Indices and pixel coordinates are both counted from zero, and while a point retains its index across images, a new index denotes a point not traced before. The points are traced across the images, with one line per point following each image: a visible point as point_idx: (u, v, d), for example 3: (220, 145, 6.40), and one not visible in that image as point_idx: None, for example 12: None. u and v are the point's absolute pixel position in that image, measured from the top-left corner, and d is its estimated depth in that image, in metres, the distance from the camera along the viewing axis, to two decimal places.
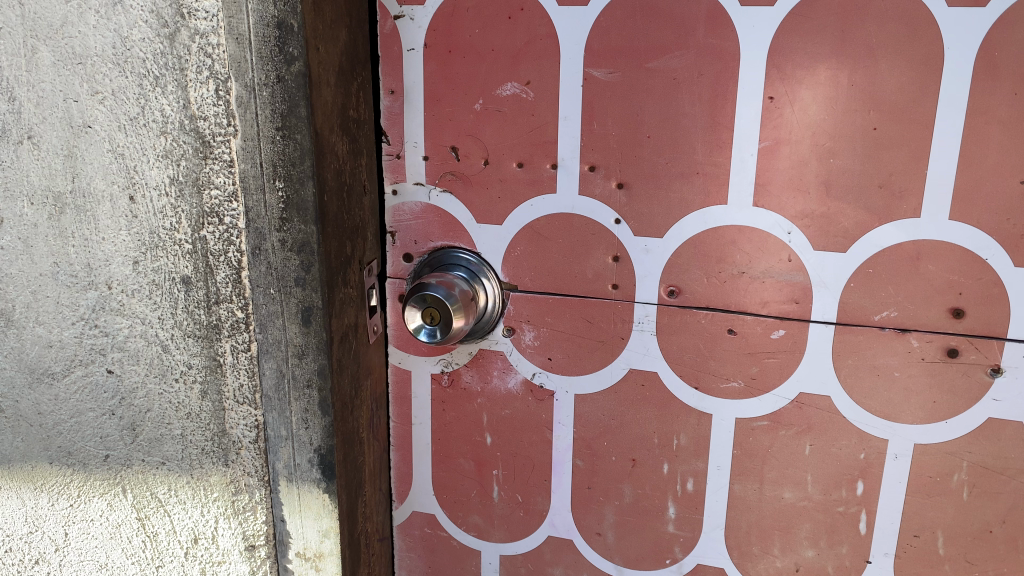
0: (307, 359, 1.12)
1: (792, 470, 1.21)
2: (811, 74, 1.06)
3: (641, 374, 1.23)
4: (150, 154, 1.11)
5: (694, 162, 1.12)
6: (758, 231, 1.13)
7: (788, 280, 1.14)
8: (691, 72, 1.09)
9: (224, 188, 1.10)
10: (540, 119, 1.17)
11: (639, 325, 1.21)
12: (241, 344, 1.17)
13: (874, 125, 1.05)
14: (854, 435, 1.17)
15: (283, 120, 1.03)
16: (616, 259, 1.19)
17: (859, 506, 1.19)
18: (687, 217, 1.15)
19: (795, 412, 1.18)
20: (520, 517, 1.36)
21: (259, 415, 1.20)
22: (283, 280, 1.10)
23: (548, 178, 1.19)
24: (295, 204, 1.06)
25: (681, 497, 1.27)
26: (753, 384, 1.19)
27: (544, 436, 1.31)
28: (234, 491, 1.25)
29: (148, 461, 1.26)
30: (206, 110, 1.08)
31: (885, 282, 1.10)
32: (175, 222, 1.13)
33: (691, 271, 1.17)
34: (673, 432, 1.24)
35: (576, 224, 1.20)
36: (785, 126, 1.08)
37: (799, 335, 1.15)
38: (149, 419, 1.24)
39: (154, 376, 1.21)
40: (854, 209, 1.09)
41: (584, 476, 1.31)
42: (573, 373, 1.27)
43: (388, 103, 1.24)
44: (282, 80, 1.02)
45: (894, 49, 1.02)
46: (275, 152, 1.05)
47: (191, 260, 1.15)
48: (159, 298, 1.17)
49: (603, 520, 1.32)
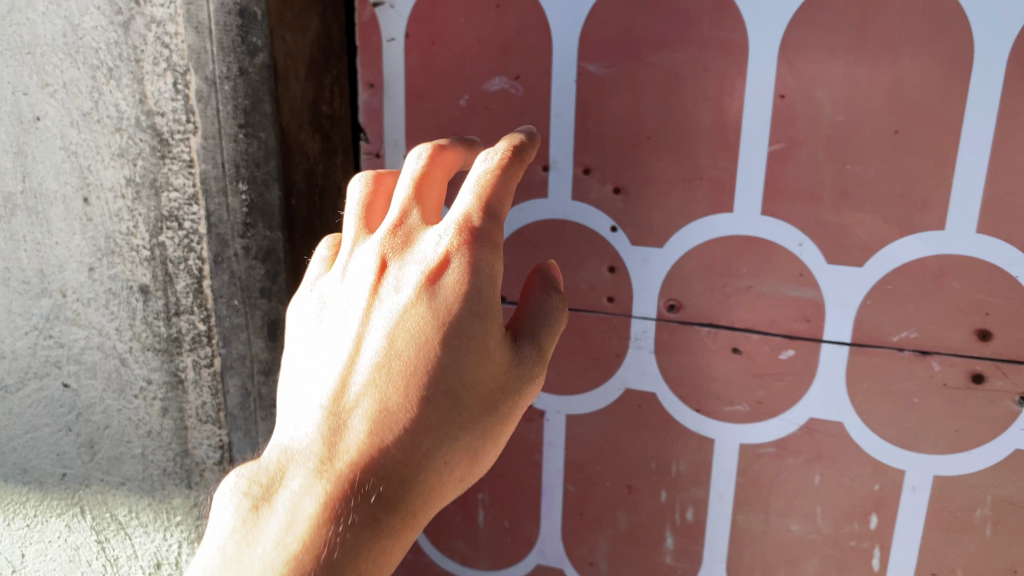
0: (274, 376, 1.05)
1: (800, 501, 1.11)
2: (825, 72, 0.96)
3: (638, 395, 1.14)
4: (105, 151, 1.02)
5: (697, 166, 1.03)
6: (767, 242, 1.03)
7: (798, 296, 1.04)
8: (695, 67, 1.00)
9: (183, 190, 1.00)
10: (530, 116, 1.07)
11: (635, 342, 1.12)
12: (203, 358, 1.07)
13: (895, 128, 0.95)
14: (868, 464, 1.07)
15: (246, 116, 0.95)
16: (611, 270, 1.10)
17: (871, 541, 1.10)
18: (688, 226, 1.05)
19: (804, 438, 1.09)
20: (507, 544, 1.27)
21: (225, 435, 1.11)
22: (246, 291, 1.02)
23: (538, 180, 1.10)
24: (259, 208, 0.98)
25: (679, 527, 1.18)
26: (759, 408, 1.09)
27: (534, 459, 1.22)
28: (197, 516, 1.16)
29: (108, 481, 1.17)
30: (163, 105, 0.98)
31: (903, 300, 1.00)
32: (132, 226, 1.04)
33: (692, 285, 1.07)
34: (671, 457, 1.15)
35: (568, 231, 1.10)
36: (796, 127, 0.98)
37: (810, 356, 1.05)
38: (108, 437, 1.15)
39: (112, 392, 1.12)
40: (872, 220, 0.99)
41: (576, 502, 1.22)
42: (564, 393, 1.17)
43: (366, 98, 1.14)
44: (245, 73, 0.93)
45: (918, 44, 0.92)
46: (237, 151, 0.96)
47: (149, 268, 1.05)
48: (116, 307, 1.08)
49: (595, 549, 1.23)
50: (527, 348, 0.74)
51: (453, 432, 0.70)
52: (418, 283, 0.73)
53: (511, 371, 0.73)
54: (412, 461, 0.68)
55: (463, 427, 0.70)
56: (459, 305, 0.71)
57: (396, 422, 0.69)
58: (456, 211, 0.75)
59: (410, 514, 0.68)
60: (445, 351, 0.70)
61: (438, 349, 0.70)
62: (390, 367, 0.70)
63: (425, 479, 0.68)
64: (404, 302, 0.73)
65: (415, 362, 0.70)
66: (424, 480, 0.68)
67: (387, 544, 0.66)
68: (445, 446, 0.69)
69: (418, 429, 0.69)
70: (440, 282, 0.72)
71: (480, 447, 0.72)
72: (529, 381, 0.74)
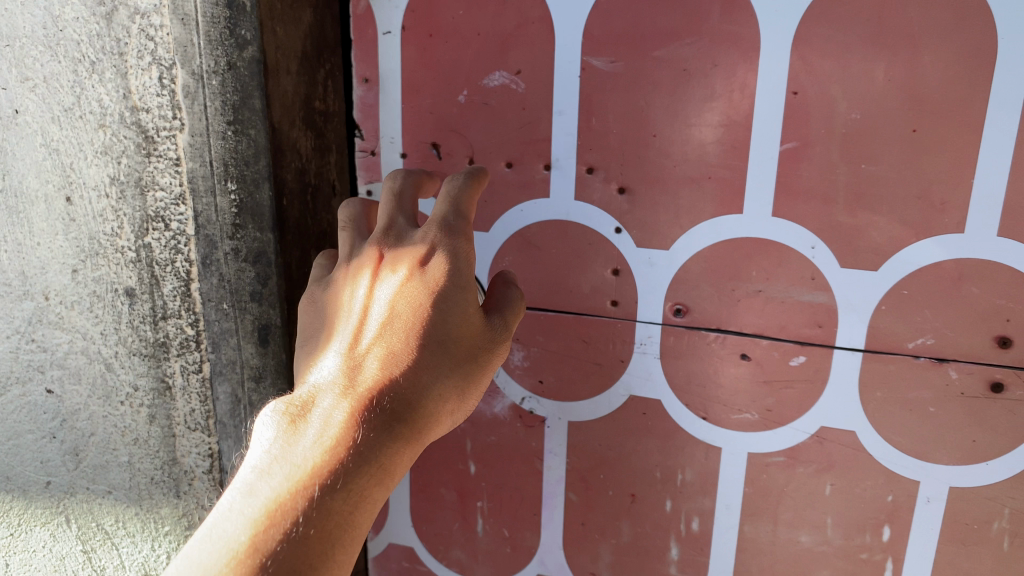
0: (265, 382, 1.02)
1: (810, 512, 1.08)
2: (841, 67, 0.92)
3: (642, 402, 1.10)
4: (88, 149, 0.98)
5: (705, 165, 0.99)
6: (777, 245, 0.99)
7: (810, 301, 1.00)
8: (704, 62, 0.96)
9: (170, 190, 0.96)
10: (532, 113, 1.03)
11: (640, 347, 1.08)
12: (191, 364, 1.03)
13: (913, 127, 0.91)
14: (880, 475, 1.03)
15: (235, 112, 0.90)
16: (615, 272, 1.06)
17: (883, 553, 1.06)
18: (696, 227, 1.01)
19: (814, 447, 1.05)
20: (507, 553, 1.23)
21: (214, 443, 1.07)
22: (236, 295, 0.98)
23: (540, 180, 1.06)
24: (249, 209, 0.94)
25: (684, 537, 1.14)
26: (768, 416, 1.06)
27: (534, 467, 1.18)
28: (187, 526, 1.12)
29: (93, 489, 1.13)
30: (148, 101, 0.93)
31: (920, 305, 0.96)
32: (117, 227, 1.00)
33: (700, 289, 1.03)
34: (677, 466, 1.11)
35: (571, 233, 1.06)
36: (810, 125, 0.94)
37: (822, 363, 1.02)
38: (93, 444, 1.11)
39: (98, 399, 1.08)
40: (888, 222, 0.95)
41: (578, 511, 1.18)
42: (565, 399, 1.13)
43: (361, 93, 1.10)
44: (233, 67, 0.89)
45: (939, 38, 0.88)
46: (225, 149, 0.92)
47: (134, 270, 1.01)
48: (101, 311, 1.04)
49: (597, 559, 1.19)
50: (496, 319, 0.79)
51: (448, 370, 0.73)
52: (409, 255, 0.78)
53: (488, 331, 0.77)
54: (414, 392, 0.71)
55: (457, 366, 0.74)
56: (447, 273, 0.76)
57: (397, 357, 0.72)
58: (437, 209, 0.79)
59: (410, 441, 0.69)
60: (436, 303, 0.74)
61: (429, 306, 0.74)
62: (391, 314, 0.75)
63: (424, 408, 0.71)
64: (394, 274, 0.77)
65: (409, 315, 0.74)
66: (423, 415, 0.71)
67: (392, 464, 0.68)
68: (443, 379, 0.73)
69: (417, 362, 0.72)
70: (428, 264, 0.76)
71: (470, 390, 0.75)
72: (505, 342, 0.79)
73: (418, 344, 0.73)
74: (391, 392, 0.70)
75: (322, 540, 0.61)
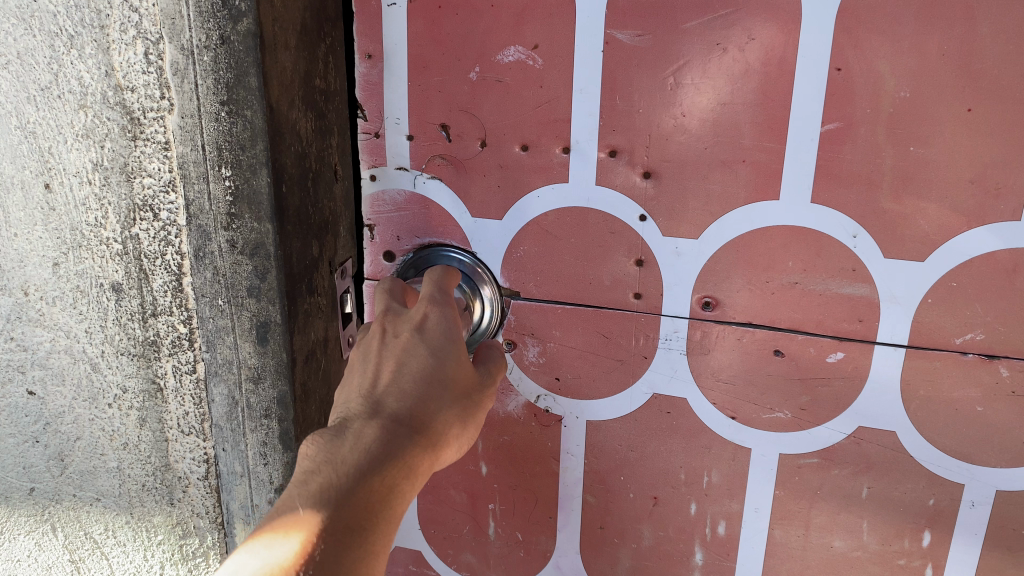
0: (264, 384, 0.93)
1: (845, 516, 1.01)
2: (890, 41, 0.84)
3: (667, 401, 1.03)
4: (67, 132, 0.89)
5: (739, 147, 0.91)
6: (816, 233, 0.92)
7: (850, 294, 0.93)
8: (739, 35, 0.88)
9: (158, 176, 0.88)
10: (550, 91, 0.95)
11: (665, 342, 1.01)
12: (184, 364, 0.96)
13: (968, 106, 0.84)
14: (922, 477, 0.97)
15: (228, 91, 0.81)
16: (639, 263, 0.99)
17: (923, 559, 1.00)
18: (727, 215, 0.94)
19: (851, 449, 0.99)
20: (520, 558, 1.17)
21: (209, 448, 1.00)
22: (233, 290, 0.90)
23: (558, 165, 0.98)
24: (245, 197, 0.85)
25: (709, 541, 1.08)
26: (801, 415, 0.99)
27: (550, 468, 1.11)
28: (181, 534, 1.07)
29: (81, 496, 1.07)
30: (133, 79, 0.85)
31: (969, 298, 0.90)
32: (101, 216, 0.92)
33: (730, 281, 0.96)
34: (703, 468, 1.05)
35: (591, 221, 0.99)
36: (854, 104, 0.87)
37: (861, 360, 0.95)
38: (79, 449, 1.04)
39: (84, 401, 1.01)
40: (936, 209, 0.88)
41: (596, 515, 1.11)
42: (584, 398, 1.07)
43: (364, 70, 1.01)
44: (226, 41, 0.80)
45: (1000, 9, 0.80)
46: (218, 132, 0.84)
47: (121, 263, 0.93)
48: (86, 307, 0.96)
49: (616, 563, 1.13)
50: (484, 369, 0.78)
51: (451, 408, 0.71)
52: (406, 323, 0.76)
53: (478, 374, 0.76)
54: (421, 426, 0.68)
55: (459, 406, 0.71)
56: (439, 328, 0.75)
57: (406, 395, 0.69)
58: (426, 288, 0.80)
59: (417, 473, 0.67)
60: (432, 350, 0.73)
61: (424, 353, 0.72)
62: (397, 363, 0.72)
63: (430, 444, 0.68)
64: (395, 339, 0.74)
65: (413, 365, 0.71)
66: (431, 446, 0.69)
67: (403, 492, 0.65)
68: (449, 417, 0.70)
69: (425, 401, 0.70)
70: (424, 325, 0.75)
71: (468, 429, 0.73)
72: (492, 390, 0.78)
73: (424, 385, 0.70)
74: (401, 427, 0.67)
75: (347, 546, 0.60)
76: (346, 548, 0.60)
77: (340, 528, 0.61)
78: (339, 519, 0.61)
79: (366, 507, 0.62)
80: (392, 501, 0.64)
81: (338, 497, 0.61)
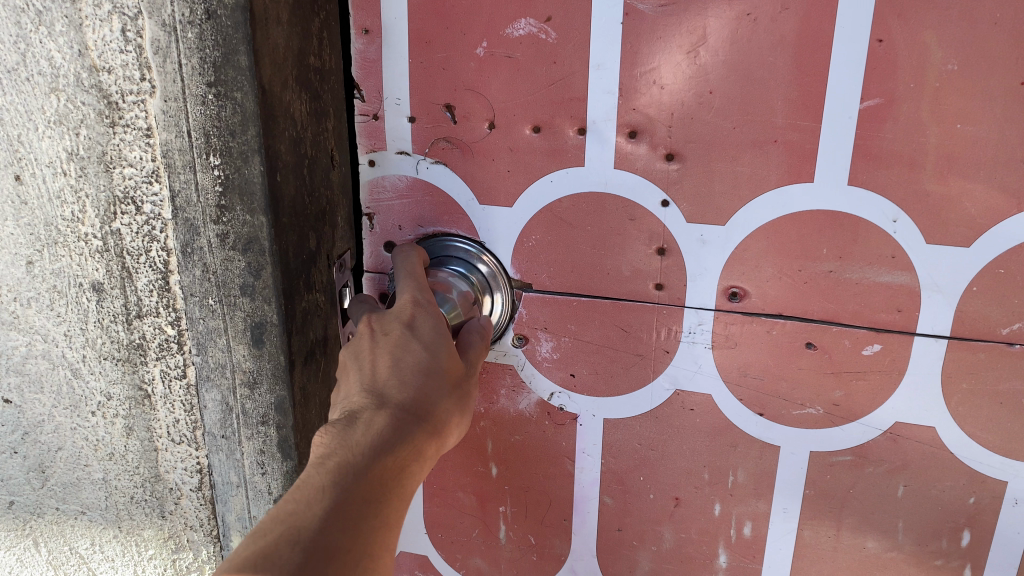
0: (259, 389, 0.86)
1: (879, 516, 0.96)
2: (937, 8, 0.77)
3: (690, 397, 0.97)
4: (38, 118, 0.81)
5: (770, 127, 0.85)
6: (853, 218, 0.86)
7: (888, 283, 0.87)
8: (772, 4, 0.81)
9: (140, 166, 0.81)
10: (564, 68, 0.88)
11: (689, 335, 0.95)
12: (173, 368, 0.89)
13: (1021, 79, 0.77)
14: (962, 475, 0.92)
15: (216, 72, 0.74)
16: (661, 252, 0.92)
17: (961, 559, 0.95)
18: (757, 199, 0.87)
19: (887, 446, 0.93)
20: (532, 561, 1.11)
21: (202, 457, 0.94)
22: (224, 288, 0.82)
23: (573, 147, 0.91)
24: (235, 187, 0.77)
25: (734, 543, 1.02)
26: (834, 411, 0.93)
27: (564, 468, 1.05)
28: (174, 548, 1.01)
29: (64, 510, 1.00)
30: (110, 59, 0.77)
31: (1017, 285, 0.84)
32: (78, 210, 0.84)
33: (759, 270, 0.90)
34: (728, 467, 0.99)
35: (609, 207, 0.92)
36: (896, 78, 0.80)
37: (899, 352, 0.89)
38: (61, 460, 0.97)
39: (65, 409, 0.94)
40: (984, 191, 0.82)
41: (614, 516, 1.06)
42: (601, 394, 1.00)
43: (360, 46, 0.93)
44: (213, 15, 0.72)
45: None
46: (205, 116, 0.76)
47: (101, 262, 0.86)
48: (64, 309, 0.89)
49: (635, 566, 1.08)
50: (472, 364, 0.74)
51: (451, 399, 0.67)
52: (394, 321, 0.72)
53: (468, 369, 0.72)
54: (428, 414, 0.64)
55: (458, 395, 0.67)
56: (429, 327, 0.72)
57: (407, 385, 0.65)
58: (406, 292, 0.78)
59: (426, 460, 0.62)
60: (426, 346, 0.69)
61: (419, 347, 0.69)
62: (394, 357, 0.67)
63: (437, 431, 0.64)
64: (386, 336, 0.70)
65: (410, 358, 0.67)
66: (438, 434, 0.64)
67: (414, 477, 0.61)
68: (451, 406, 0.66)
69: (428, 390, 0.65)
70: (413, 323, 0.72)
71: (466, 419, 0.69)
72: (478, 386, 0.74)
73: (424, 375, 0.66)
74: (409, 414, 0.63)
75: (367, 519, 0.55)
76: (366, 523, 0.55)
77: (361, 505, 0.55)
78: (361, 495, 0.56)
79: (382, 484, 0.58)
80: (407, 482, 0.60)
81: (356, 474, 0.56)
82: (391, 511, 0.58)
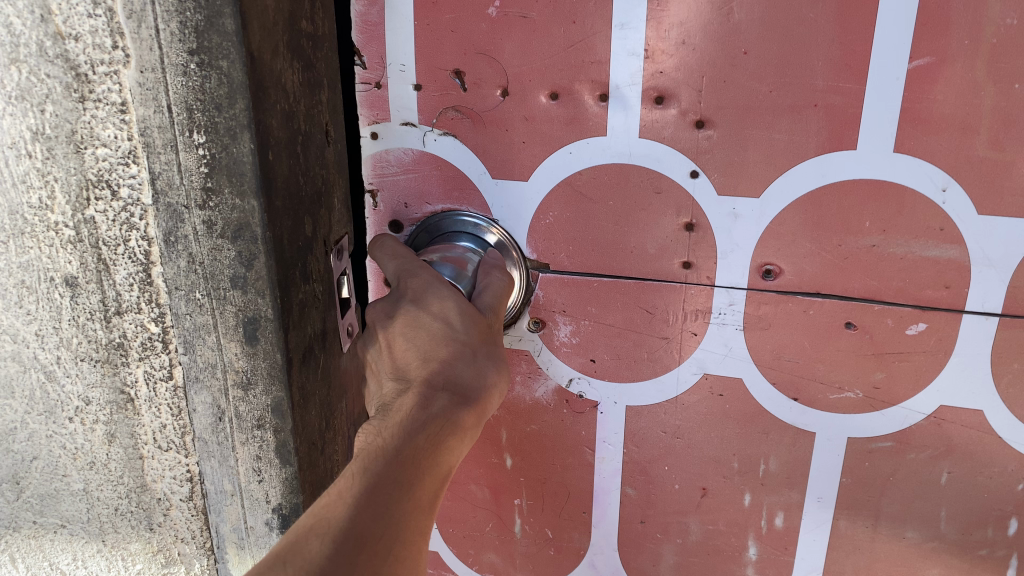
0: (254, 390, 0.78)
1: (920, 505, 0.90)
2: None
3: (720, 382, 0.91)
4: None
5: (810, 90, 0.77)
6: (900, 187, 0.79)
7: (935, 257, 0.81)
8: None
9: (114, 145, 0.72)
10: (583, 28, 0.80)
11: (719, 317, 0.88)
12: (158, 369, 0.81)
13: None
14: (1011, 461, 0.86)
15: (198, 37, 0.65)
16: (689, 227, 0.85)
17: (1007, 548, 0.90)
18: (796, 168, 0.80)
19: (931, 430, 0.87)
20: (549, 557, 1.05)
21: (193, 465, 0.86)
22: (213, 280, 0.74)
23: (593, 116, 0.83)
24: (223, 167, 0.69)
25: (765, 534, 0.97)
26: (875, 395, 0.87)
27: (583, 460, 0.99)
28: (164, 562, 0.94)
29: (42, 524, 0.92)
30: (77, 25, 0.68)
31: None
32: (45, 197, 0.75)
33: (796, 245, 0.83)
34: (759, 455, 0.93)
35: (633, 180, 0.85)
36: (951, 34, 0.73)
37: (946, 332, 0.83)
38: (37, 470, 0.89)
39: (39, 416, 0.85)
40: None
41: (636, 509, 1.00)
42: (623, 380, 0.94)
43: (360, 8, 0.84)
44: None
45: None
46: (188, 88, 0.67)
47: (74, 254, 0.77)
48: (33, 307, 0.80)
49: (659, 561, 1.02)
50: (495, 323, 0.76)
51: (476, 365, 0.69)
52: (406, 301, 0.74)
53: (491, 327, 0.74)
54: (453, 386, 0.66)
55: (482, 358, 0.69)
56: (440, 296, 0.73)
57: (428, 361, 0.68)
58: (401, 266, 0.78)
59: (462, 429, 0.64)
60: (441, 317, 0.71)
61: (433, 320, 0.71)
62: (411, 338, 0.70)
63: (466, 399, 0.66)
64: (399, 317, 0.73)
65: (425, 335, 0.70)
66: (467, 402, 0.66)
67: (452, 447, 0.63)
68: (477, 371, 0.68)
69: (448, 362, 0.68)
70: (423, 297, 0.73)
71: (500, 378, 0.71)
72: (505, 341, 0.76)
73: (443, 349, 0.69)
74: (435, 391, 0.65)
75: (399, 501, 0.57)
76: (401, 502, 0.57)
77: (396, 483, 0.58)
78: (394, 473, 0.58)
79: (416, 462, 0.60)
80: (445, 453, 0.62)
81: (386, 457, 0.59)
82: (425, 488, 0.60)
